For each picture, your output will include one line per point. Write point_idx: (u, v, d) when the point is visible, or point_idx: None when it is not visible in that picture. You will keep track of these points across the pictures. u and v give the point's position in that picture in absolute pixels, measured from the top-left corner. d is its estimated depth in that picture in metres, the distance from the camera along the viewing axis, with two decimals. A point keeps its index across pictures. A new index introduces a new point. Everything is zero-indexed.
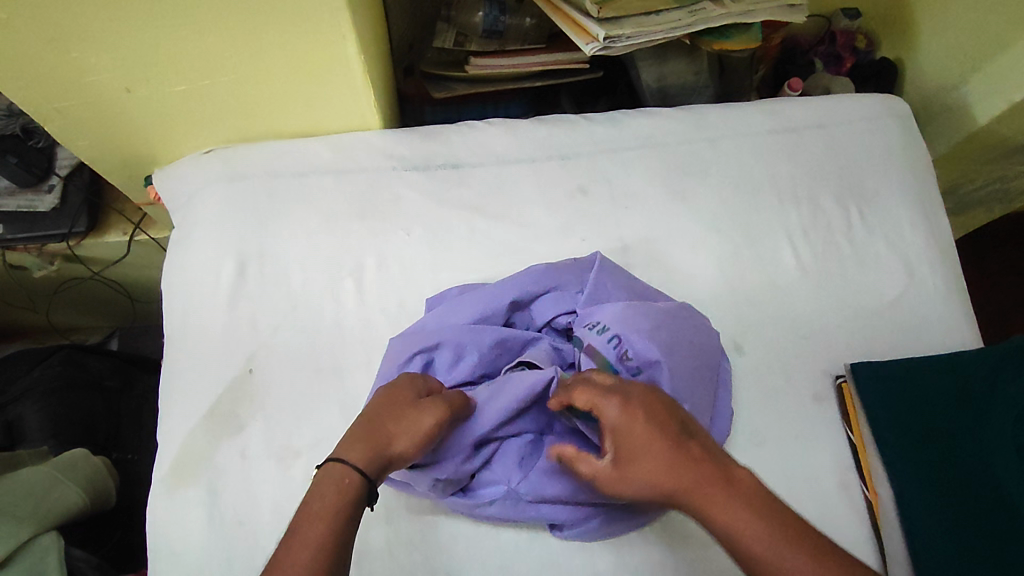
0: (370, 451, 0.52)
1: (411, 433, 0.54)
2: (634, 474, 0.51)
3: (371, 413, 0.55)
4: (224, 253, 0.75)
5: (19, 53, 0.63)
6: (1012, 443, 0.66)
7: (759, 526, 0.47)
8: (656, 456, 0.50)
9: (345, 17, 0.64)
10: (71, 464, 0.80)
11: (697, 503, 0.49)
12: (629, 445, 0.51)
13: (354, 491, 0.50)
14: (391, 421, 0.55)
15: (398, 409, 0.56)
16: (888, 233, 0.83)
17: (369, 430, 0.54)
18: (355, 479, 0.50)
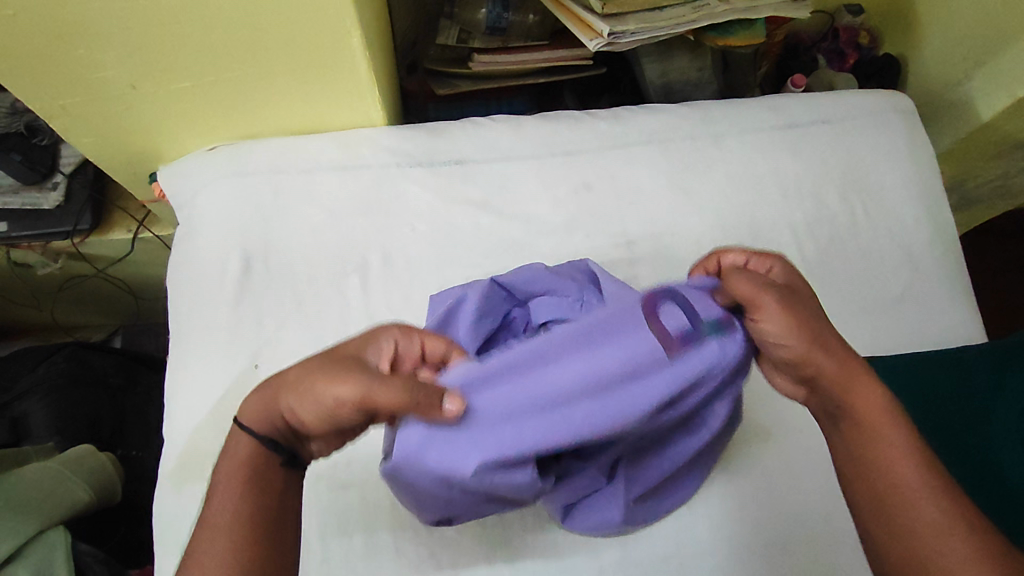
0: (267, 416, 0.50)
1: (309, 402, 0.47)
2: (800, 324, 0.50)
3: (286, 378, 0.50)
4: (229, 249, 0.75)
5: (25, 48, 0.63)
6: (1017, 436, 0.67)
7: (891, 416, 0.49)
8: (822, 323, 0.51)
9: (352, 14, 0.64)
10: (77, 460, 0.80)
11: (841, 377, 0.49)
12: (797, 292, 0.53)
13: (252, 453, 0.50)
14: (297, 385, 0.49)
15: (308, 376, 0.48)
16: (892, 229, 0.83)
17: (273, 395, 0.50)
18: (249, 443, 0.50)
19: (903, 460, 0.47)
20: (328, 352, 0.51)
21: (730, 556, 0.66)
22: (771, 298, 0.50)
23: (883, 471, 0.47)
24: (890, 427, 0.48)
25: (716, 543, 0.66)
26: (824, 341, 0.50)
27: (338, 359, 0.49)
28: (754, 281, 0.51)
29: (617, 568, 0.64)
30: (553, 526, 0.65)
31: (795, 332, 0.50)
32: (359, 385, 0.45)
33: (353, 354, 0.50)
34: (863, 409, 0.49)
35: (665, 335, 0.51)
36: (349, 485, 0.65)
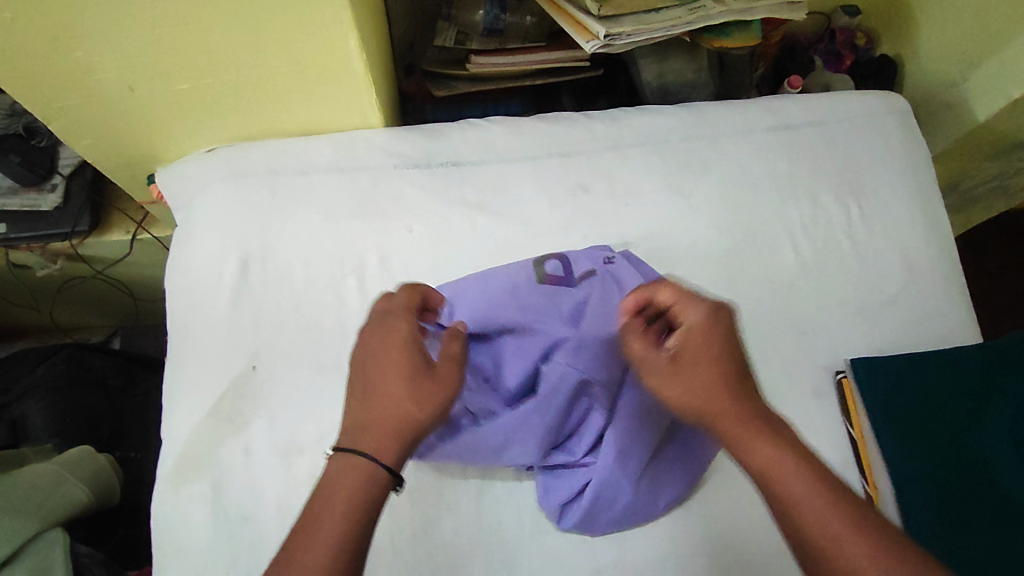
0: (388, 440, 0.51)
1: (431, 404, 0.53)
2: (681, 385, 0.52)
3: (376, 392, 0.53)
4: (227, 251, 0.75)
5: (24, 51, 0.63)
6: (1010, 437, 0.69)
7: (792, 464, 0.47)
8: (711, 377, 0.52)
9: (349, 15, 0.64)
10: (75, 461, 0.80)
11: (732, 430, 0.50)
12: (692, 350, 0.53)
13: (376, 478, 0.49)
14: (410, 392, 0.52)
15: (412, 384, 0.53)
16: (887, 230, 0.83)
17: (381, 415, 0.52)
18: (377, 470, 0.49)
19: (806, 506, 0.45)
20: (379, 350, 0.55)
21: (726, 556, 0.66)
22: (654, 361, 0.54)
23: (788, 524, 0.46)
24: (790, 477, 0.47)
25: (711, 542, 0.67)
26: (705, 401, 0.51)
27: (411, 354, 0.54)
28: (643, 342, 0.55)
29: (613, 568, 0.65)
30: (549, 527, 0.66)
31: (676, 392, 0.52)
32: (451, 364, 0.55)
33: (412, 340, 0.55)
34: (762, 459, 0.48)
35: (557, 276, 0.67)
36: None
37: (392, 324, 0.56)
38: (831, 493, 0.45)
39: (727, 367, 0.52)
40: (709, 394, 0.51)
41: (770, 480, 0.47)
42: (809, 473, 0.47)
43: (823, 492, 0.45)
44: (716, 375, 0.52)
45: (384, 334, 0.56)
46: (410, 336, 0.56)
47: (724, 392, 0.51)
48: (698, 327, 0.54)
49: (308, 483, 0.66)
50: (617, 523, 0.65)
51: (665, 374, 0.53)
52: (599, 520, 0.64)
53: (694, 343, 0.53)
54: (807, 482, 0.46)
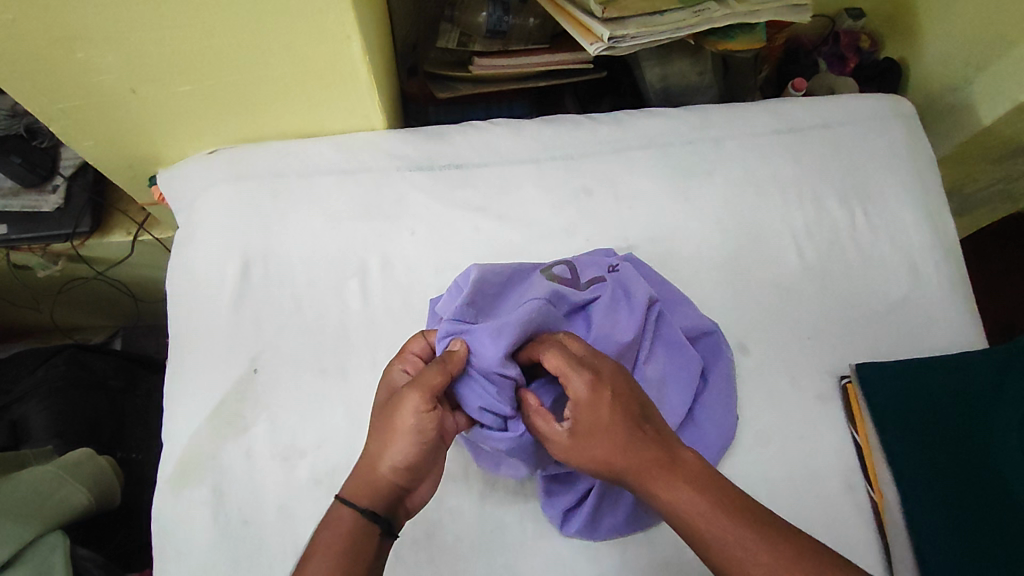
0: (362, 477, 0.54)
1: (387, 435, 0.54)
2: (585, 455, 0.54)
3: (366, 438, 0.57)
4: (229, 254, 0.75)
5: (26, 52, 0.63)
6: (1019, 441, 0.67)
7: (692, 504, 0.50)
8: (609, 446, 0.53)
9: (351, 18, 0.64)
10: (76, 463, 0.80)
11: (639, 480, 0.52)
12: (587, 420, 0.54)
13: (343, 513, 0.52)
14: (374, 433, 0.55)
15: (378, 423, 0.56)
16: (893, 233, 0.83)
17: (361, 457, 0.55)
18: (342, 506, 0.52)
19: (719, 543, 0.48)
20: (377, 397, 0.60)
21: None
22: (558, 441, 0.56)
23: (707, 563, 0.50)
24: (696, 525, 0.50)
25: None
26: (613, 471, 0.54)
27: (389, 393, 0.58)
28: (544, 424, 0.56)
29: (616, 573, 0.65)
30: (551, 531, 0.65)
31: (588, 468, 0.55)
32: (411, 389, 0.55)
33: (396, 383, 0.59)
34: (667, 500, 0.51)
35: (563, 279, 0.68)
36: None
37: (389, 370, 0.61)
38: (730, 516, 0.49)
39: (623, 424, 0.54)
40: (615, 462, 0.53)
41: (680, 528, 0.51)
42: (715, 508, 0.50)
43: (723, 519, 0.49)
44: (612, 440, 0.53)
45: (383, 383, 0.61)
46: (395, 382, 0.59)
47: (624, 451, 0.53)
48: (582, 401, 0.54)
49: (310, 487, 0.66)
50: (620, 526, 0.65)
51: (570, 453, 0.55)
52: (603, 522, 0.64)
53: (585, 414, 0.54)
54: (715, 520, 0.49)
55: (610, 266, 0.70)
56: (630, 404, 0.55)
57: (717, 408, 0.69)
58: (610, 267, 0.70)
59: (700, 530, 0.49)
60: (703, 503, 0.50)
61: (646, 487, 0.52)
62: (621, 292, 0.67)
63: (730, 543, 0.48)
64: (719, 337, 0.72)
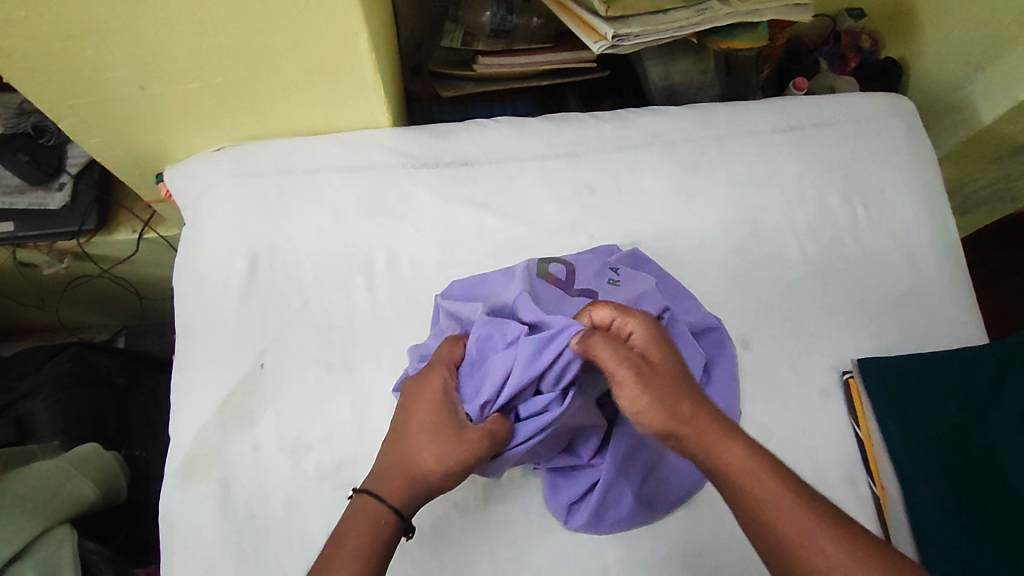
0: (409, 490, 0.54)
1: (450, 463, 0.54)
2: (652, 383, 0.52)
3: (400, 441, 0.56)
4: (236, 250, 0.75)
5: (36, 49, 0.64)
6: (1019, 439, 0.69)
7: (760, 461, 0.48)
8: (674, 391, 0.52)
9: (359, 16, 0.65)
10: (84, 458, 0.81)
11: (704, 425, 0.51)
12: (656, 356, 0.53)
13: (383, 521, 0.52)
14: (434, 452, 0.54)
15: (440, 442, 0.55)
16: (894, 231, 0.84)
17: (400, 464, 0.55)
18: (383, 513, 0.52)
19: (791, 503, 0.45)
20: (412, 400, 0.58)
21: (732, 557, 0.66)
22: (620, 369, 0.52)
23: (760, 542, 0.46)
24: (764, 490, 0.46)
25: (717, 543, 0.67)
26: (676, 416, 0.51)
27: (434, 405, 0.56)
28: (608, 351, 0.53)
29: (620, 567, 0.65)
30: (556, 524, 0.66)
31: (645, 407, 0.51)
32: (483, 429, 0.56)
33: (444, 397, 0.57)
34: (735, 451, 0.49)
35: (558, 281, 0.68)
36: (354, 483, 0.67)
37: (430, 378, 0.58)
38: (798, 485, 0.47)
39: (688, 377, 0.54)
40: (680, 404, 0.51)
41: (740, 493, 0.47)
42: (783, 475, 0.47)
43: (793, 484, 0.47)
44: (678, 382, 0.53)
45: (418, 386, 0.59)
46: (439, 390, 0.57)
47: (690, 397, 0.52)
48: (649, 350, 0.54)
49: (316, 480, 0.67)
50: (625, 520, 0.65)
51: (630, 385, 0.52)
52: (607, 516, 0.65)
53: (656, 352, 0.54)
54: (781, 491, 0.46)
55: (610, 277, 0.69)
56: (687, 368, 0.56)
57: (720, 403, 0.70)
58: (611, 279, 0.69)
59: (770, 486, 0.46)
60: (770, 471, 0.47)
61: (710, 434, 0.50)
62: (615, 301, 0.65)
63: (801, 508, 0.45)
64: (721, 332, 0.73)
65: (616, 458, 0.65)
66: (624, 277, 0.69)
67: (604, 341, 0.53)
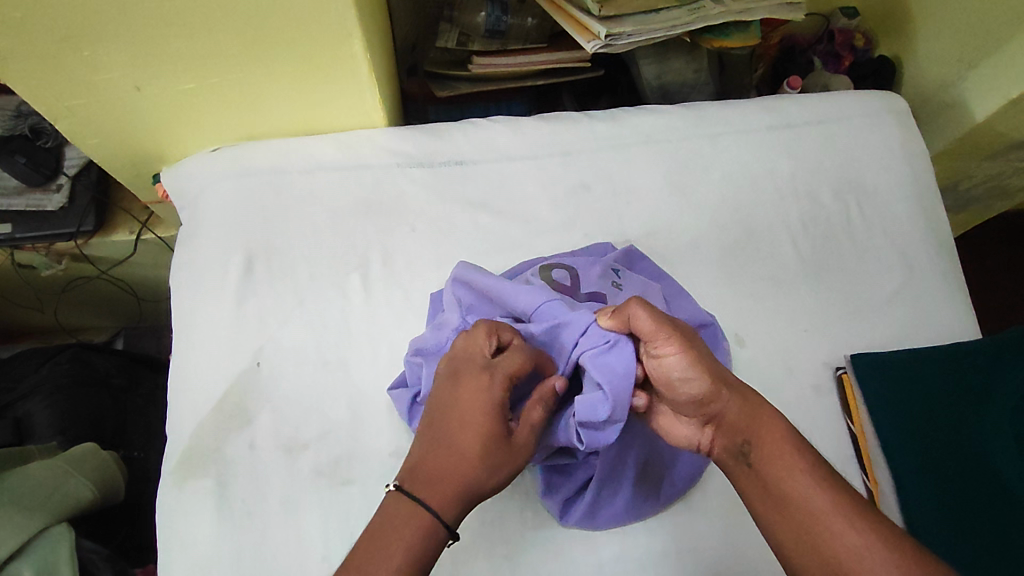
0: (461, 499, 0.53)
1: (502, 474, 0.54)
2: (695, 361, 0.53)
3: (451, 447, 0.53)
4: (232, 250, 0.76)
5: (35, 51, 0.64)
6: (1010, 430, 0.69)
7: (790, 440, 0.51)
8: (715, 359, 0.55)
9: (353, 17, 0.65)
10: (80, 458, 0.81)
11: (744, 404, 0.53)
12: (691, 336, 0.55)
13: (433, 536, 0.51)
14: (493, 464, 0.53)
15: (499, 455, 0.53)
16: (886, 227, 0.84)
17: (448, 472, 0.53)
18: (433, 527, 0.51)
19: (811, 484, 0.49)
20: (465, 404, 0.54)
21: (725, 553, 0.67)
22: (669, 335, 0.53)
23: (788, 507, 0.49)
24: (796, 457, 0.50)
25: (712, 538, 0.67)
26: (721, 384, 0.54)
27: (491, 417, 0.54)
28: (658, 316, 0.53)
29: (614, 563, 0.65)
30: (551, 521, 0.66)
31: (693, 371, 0.54)
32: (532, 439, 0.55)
33: (500, 404, 0.54)
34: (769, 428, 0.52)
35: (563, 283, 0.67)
36: (350, 481, 0.67)
37: (489, 383, 0.55)
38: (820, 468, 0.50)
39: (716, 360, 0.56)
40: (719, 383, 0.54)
41: (773, 457, 0.51)
42: (808, 457, 0.50)
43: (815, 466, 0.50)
44: (714, 363, 0.55)
45: (472, 386, 0.55)
46: (494, 402, 0.54)
47: (726, 378, 0.54)
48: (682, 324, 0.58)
49: (312, 478, 0.67)
50: (619, 518, 0.65)
51: (679, 349, 0.54)
52: (601, 512, 0.65)
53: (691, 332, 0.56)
54: (805, 472, 0.49)
55: (612, 280, 0.68)
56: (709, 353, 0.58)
57: None
58: (614, 282, 0.68)
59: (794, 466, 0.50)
60: (799, 450, 0.51)
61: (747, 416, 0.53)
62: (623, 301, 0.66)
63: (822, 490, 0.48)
64: (716, 328, 0.72)
65: (609, 459, 0.64)
66: (626, 280, 0.69)
67: (645, 307, 0.54)
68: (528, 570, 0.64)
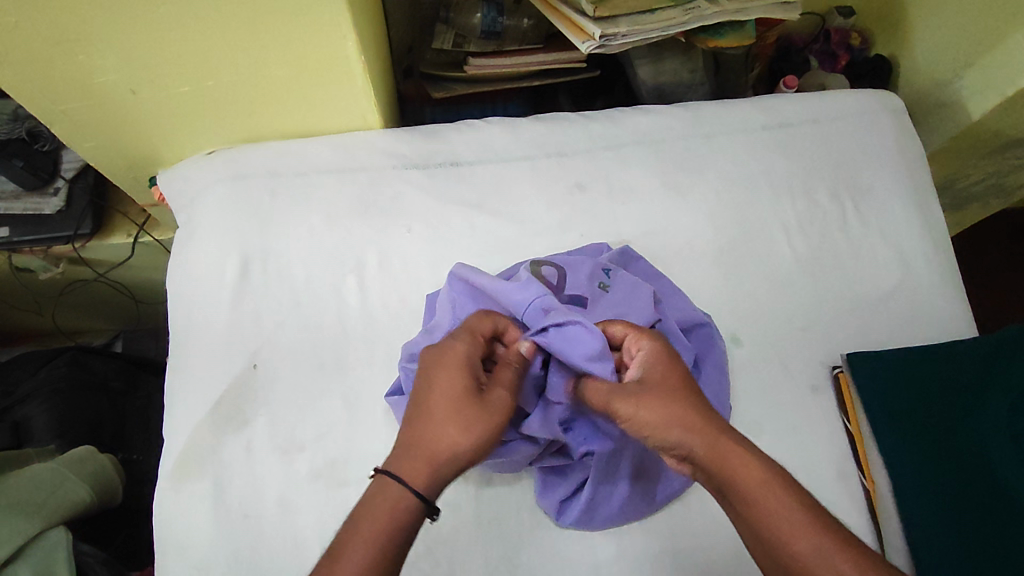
0: (430, 463, 0.52)
1: (470, 432, 0.52)
2: (650, 413, 0.54)
3: (415, 414, 0.54)
4: (228, 252, 0.76)
5: (28, 55, 0.64)
6: (1007, 430, 0.69)
7: (758, 480, 0.50)
8: (676, 404, 0.54)
9: (345, 18, 0.65)
10: (79, 461, 0.81)
11: (708, 446, 0.52)
12: (649, 387, 0.55)
13: (407, 507, 0.50)
14: (455, 421, 0.52)
15: (460, 410, 0.53)
16: (882, 226, 0.84)
17: (418, 440, 0.53)
18: (409, 500, 0.50)
19: (777, 529, 0.48)
20: (432, 373, 0.55)
21: (721, 553, 0.67)
22: (618, 400, 0.55)
23: (769, 553, 0.49)
24: (764, 498, 0.49)
25: (709, 539, 0.67)
26: (683, 429, 0.53)
27: (458, 380, 0.54)
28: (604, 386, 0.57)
29: (612, 564, 0.65)
30: (547, 521, 0.66)
31: (651, 428, 0.54)
32: (498, 393, 0.55)
33: (462, 362, 0.55)
34: (735, 470, 0.51)
35: (550, 283, 0.68)
36: (347, 483, 0.67)
37: (447, 346, 0.56)
38: (791, 509, 0.48)
39: (686, 395, 0.55)
40: (679, 430, 0.53)
41: (747, 506, 0.50)
42: (776, 499, 0.49)
43: (783, 508, 0.48)
44: (675, 407, 0.54)
45: (438, 356, 0.56)
46: (454, 361, 0.55)
47: (691, 421, 0.53)
48: (647, 369, 0.57)
49: (309, 479, 0.67)
50: (617, 517, 0.65)
51: (632, 411, 0.54)
52: (599, 512, 0.65)
53: (650, 379, 0.56)
54: (773, 515, 0.48)
55: (600, 280, 0.69)
56: (687, 381, 0.56)
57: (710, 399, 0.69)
58: (602, 283, 0.69)
59: (761, 509, 0.49)
60: (769, 488, 0.50)
61: (714, 455, 0.52)
62: (611, 301, 0.67)
63: (794, 532, 0.48)
64: (711, 328, 0.72)
65: (605, 455, 0.65)
66: (616, 280, 0.69)
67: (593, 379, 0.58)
68: (525, 571, 0.64)
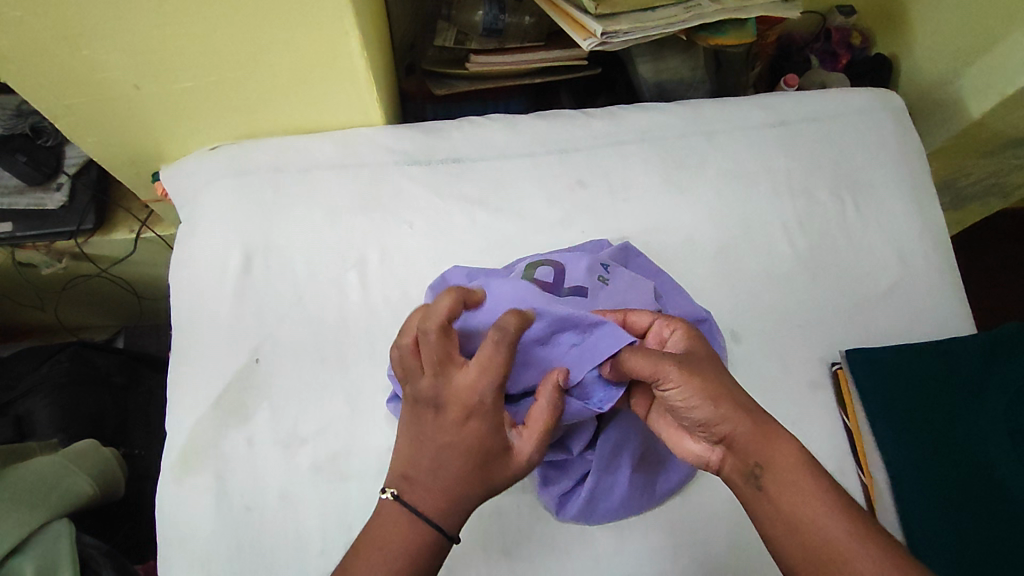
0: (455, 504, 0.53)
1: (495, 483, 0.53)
2: (698, 388, 0.54)
3: (439, 454, 0.52)
4: (231, 248, 0.76)
5: (33, 50, 0.65)
6: (1005, 426, 0.70)
7: (798, 462, 0.52)
8: (725, 382, 0.55)
9: (349, 15, 0.66)
10: (81, 455, 0.82)
11: (750, 426, 0.53)
12: (696, 363, 0.56)
13: (433, 543, 0.53)
14: (487, 474, 0.53)
15: (489, 465, 0.53)
16: (883, 224, 0.84)
17: (443, 483, 0.52)
18: (438, 541, 0.53)
19: (815, 509, 0.50)
20: (459, 416, 0.52)
21: (720, 547, 0.67)
22: (665, 369, 0.54)
23: (800, 533, 0.50)
24: (803, 479, 0.51)
25: (708, 533, 0.67)
26: (728, 406, 0.54)
27: (488, 432, 0.52)
28: (649, 353, 0.55)
29: (611, 557, 0.66)
30: (547, 515, 0.67)
31: (697, 401, 0.54)
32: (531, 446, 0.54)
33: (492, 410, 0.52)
34: (776, 451, 0.53)
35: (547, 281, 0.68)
36: (349, 476, 0.67)
37: (474, 388, 0.52)
38: (825, 492, 0.50)
39: (730, 378, 0.56)
40: (723, 408, 0.54)
41: (787, 486, 0.51)
42: (814, 481, 0.51)
43: (819, 490, 0.50)
44: (721, 386, 0.55)
45: (462, 397, 0.52)
46: (484, 407, 0.52)
47: (735, 401, 0.54)
48: (690, 347, 0.58)
49: (310, 473, 0.67)
50: (615, 512, 0.66)
51: (679, 383, 0.54)
52: (598, 508, 0.66)
53: (697, 358, 0.56)
54: (811, 496, 0.50)
55: (600, 274, 0.68)
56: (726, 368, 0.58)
57: None
58: (601, 276, 0.68)
59: (798, 488, 0.51)
60: (808, 470, 0.52)
61: (755, 435, 0.53)
62: (610, 294, 0.67)
63: (829, 514, 0.49)
64: (711, 323, 0.72)
65: (606, 451, 0.65)
66: (614, 274, 0.69)
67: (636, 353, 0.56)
68: (525, 564, 0.65)
